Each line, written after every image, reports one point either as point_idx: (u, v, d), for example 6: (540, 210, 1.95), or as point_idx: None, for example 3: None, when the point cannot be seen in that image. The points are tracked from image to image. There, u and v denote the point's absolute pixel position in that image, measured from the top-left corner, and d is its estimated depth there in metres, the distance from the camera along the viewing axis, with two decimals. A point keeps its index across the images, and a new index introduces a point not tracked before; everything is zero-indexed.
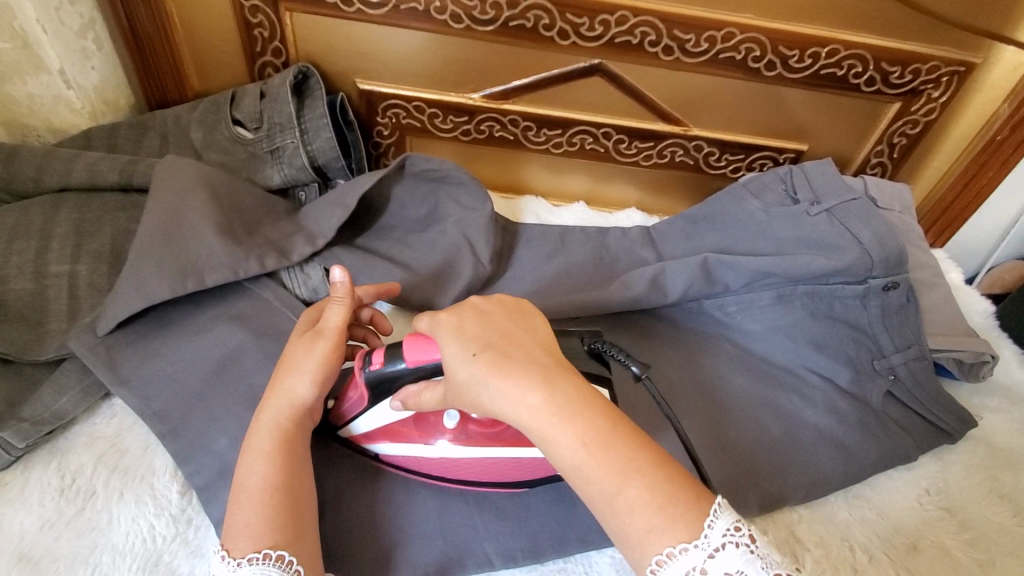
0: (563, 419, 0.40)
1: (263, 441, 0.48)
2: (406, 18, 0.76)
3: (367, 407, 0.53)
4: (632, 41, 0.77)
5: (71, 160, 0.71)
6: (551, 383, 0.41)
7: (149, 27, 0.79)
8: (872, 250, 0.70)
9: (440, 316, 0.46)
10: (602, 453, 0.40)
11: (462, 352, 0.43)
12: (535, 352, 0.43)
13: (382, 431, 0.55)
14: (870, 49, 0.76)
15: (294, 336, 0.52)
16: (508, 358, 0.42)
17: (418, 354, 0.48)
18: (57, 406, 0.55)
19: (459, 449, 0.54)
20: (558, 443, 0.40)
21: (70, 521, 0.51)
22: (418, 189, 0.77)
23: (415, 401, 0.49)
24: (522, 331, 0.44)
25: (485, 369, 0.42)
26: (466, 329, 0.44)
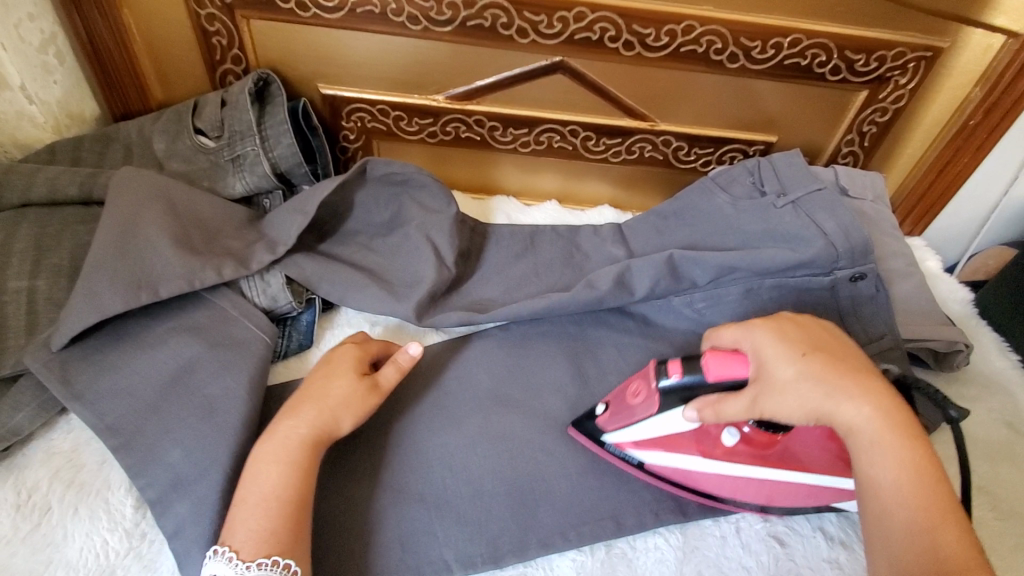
0: (895, 439, 0.45)
1: (290, 450, 0.52)
2: (363, 22, 0.76)
3: (654, 413, 0.55)
4: (592, 37, 0.76)
5: (32, 176, 0.71)
6: (883, 397, 0.46)
7: (108, 39, 0.79)
8: (837, 241, 0.68)
9: (756, 321, 0.52)
10: (927, 473, 0.44)
11: (790, 353, 0.48)
12: (863, 366, 0.48)
13: (655, 440, 0.58)
14: (833, 37, 0.75)
15: (350, 374, 0.58)
16: (837, 363, 0.47)
17: (722, 369, 0.50)
18: (12, 422, 0.55)
19: (731, 466, 0.57)
20: (884, 456, 0.44)
21: (25, 538, 0.51)
22: (382, 193, 0.76)
23: (713, 411, 0.51)
24: (846, 349, 0.49)
25: (819, 367, 0.47)
26: (790, 334, 0.49)
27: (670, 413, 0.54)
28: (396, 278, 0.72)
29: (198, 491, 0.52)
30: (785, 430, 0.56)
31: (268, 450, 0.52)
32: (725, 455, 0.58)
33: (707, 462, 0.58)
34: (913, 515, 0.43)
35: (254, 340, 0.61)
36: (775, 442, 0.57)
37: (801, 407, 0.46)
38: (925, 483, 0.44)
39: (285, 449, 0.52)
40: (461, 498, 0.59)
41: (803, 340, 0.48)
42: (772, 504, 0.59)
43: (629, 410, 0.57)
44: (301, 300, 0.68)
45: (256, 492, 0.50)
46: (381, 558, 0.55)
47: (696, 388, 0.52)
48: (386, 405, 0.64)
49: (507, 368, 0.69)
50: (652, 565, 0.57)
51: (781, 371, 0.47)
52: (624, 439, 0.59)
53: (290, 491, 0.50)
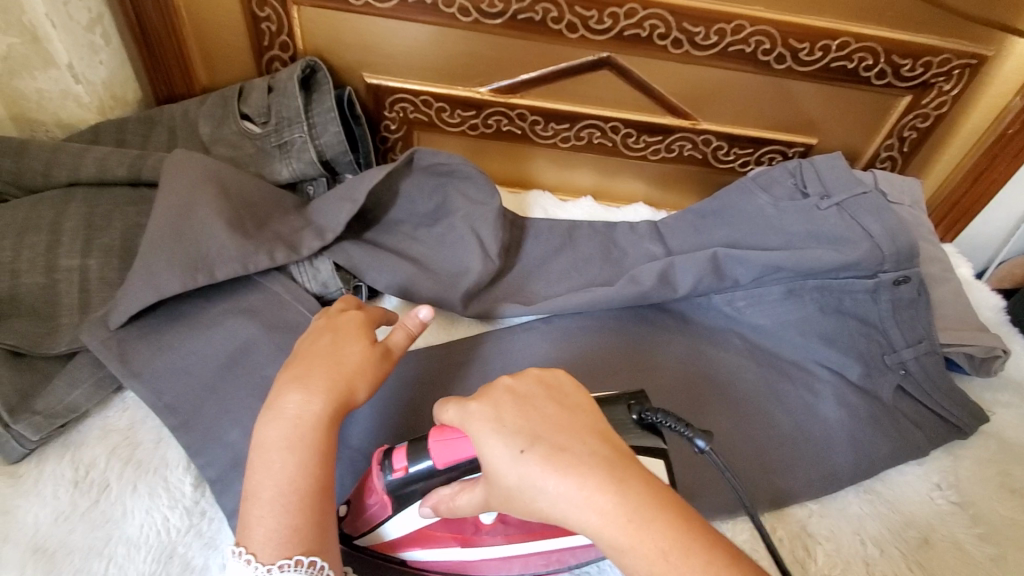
0: (635, 530, 0.37)
1: (301, 431, 0.46)
2: (414, 12, 0.76)
3: (393, 514, 0.50)
4: (641, 34, 0.76)
5: (80, 155, 0.71)
6: (619, 483, 0.38)
7: (156, 21, 0.79)
8: (883, 244, 0.69)
9: (472, 407, 0.42)
10: (683, 561, 0.36)
11: (508, 448, 0.40)
12: (598, 447, 0.40)
13: (413, 536, 0.53)
14: (881, 42, 0.75)
15: (353, 338, 0.52)
16: (564, 451, 0.39)
17: (447, 454, 0.46)
18: (70, 399, 0.56)
19: (493, 548, 0.52)
20: (632, 554, 0.37)
21: (85, 513, 0.51)
22: (427, 183, 0.77)
23: (448, 507, 0.45)
24: (573, 421, 0.41)
25: (539, 467, 0.39)
26: (506, 423, 0.41)
27: (408, 507, 0.49)
28: (440, 268, 0.72)
29: None
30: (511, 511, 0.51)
31: (276, 434, 0.46)
32: (486, 535, 0.52)
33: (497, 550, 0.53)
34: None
35: (307, 324, 0.61)
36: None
37: (528, 510, 0.40)
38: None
39: (297, 433, 0.46)
40: None
41: (516, 422, 0.41)
42: (579, 560, 0.55)
43: (372, 511, 0.51)
44: (348, 286, 0.69)
45: (271, 485, 0.45)
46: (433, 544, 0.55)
47: (426, 476, 0.47)
48: (434, 393, 0.65)
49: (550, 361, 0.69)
50: None
51: (506, 475, 0.39)
52: (386, 539, 0.53)
53: (310, 480, 0.45)
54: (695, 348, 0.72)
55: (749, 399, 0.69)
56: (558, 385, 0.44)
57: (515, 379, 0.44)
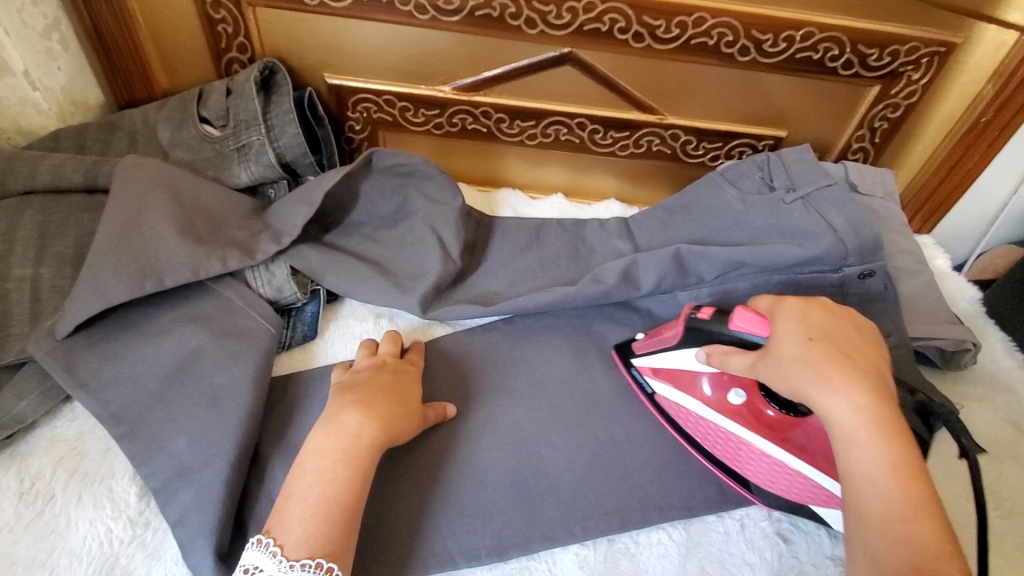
0: (873, 436, 0.45)
1: (356, 449, 0.51)
2: (370, 10, 0.75)
3: (672, 347, 0.61)
4: (601, 28, 0.75)
5: (35, 163, 0.71)
6: (871, 388, 0.47)
7: (113, 25, 0.78)
8: (847, 238, 0.68)
9: (788, 303, 0.54)
10: (907, 478, 0.44)
11: (801, 334, 0.50)
12: (867, 365, 0.48)
13: (669, 373, 0.62)
14: (845, 31, 0.74)
15: (416, 391, 0.60)
16: (841, 352, 0.49)
17: (748, 325, 0.53)
18: (17, 409, 0.55)
19: (730, 427, 0.59)
20: (867, 452, 0.45)
21: (28, 525, 0.51)
22: (387, 184, 0.76)
23: (720, 358, 0.55)
24: (855, 339, 0.50)
25: (817, 352, 0.48)
26: (810, 319, 0.51)
27: (690, 348, 0.60)
28: (401, 270, 0.72)
29: (202, 480, 0.52)
30: (801, 411, 0.56)
31: (332, 446, 0.51)
32: (728, 413, 0.59)
33: (707, 411, 0.60)
34: (897, 509, 0.43)
35: (259, 330, 0.60)
36: (792, 426, 0.57)
37: (786, 383, 0.49)
38: (909, 490, 0.43)
39: (352, 450, 0.51)
40: (464, 491, 0.58)
41: (824, 328, 0.51)
42: (764, 488, 0.59)
43: (660, 340, 0.63)
44: (305, 290, 0.67)
45: (314, 492, 0.49)
46: (384, 551, 0.55)
47: (716, 331, 0.57)
48: None
49: (512, 362, 0.69)
50: (656, 560, 0.56)
51: (786, 348, 0.50)
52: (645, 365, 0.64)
53: (351, 496, 0.49)
54: None
55: None
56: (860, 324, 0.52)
57: (828, 303, 0.53)
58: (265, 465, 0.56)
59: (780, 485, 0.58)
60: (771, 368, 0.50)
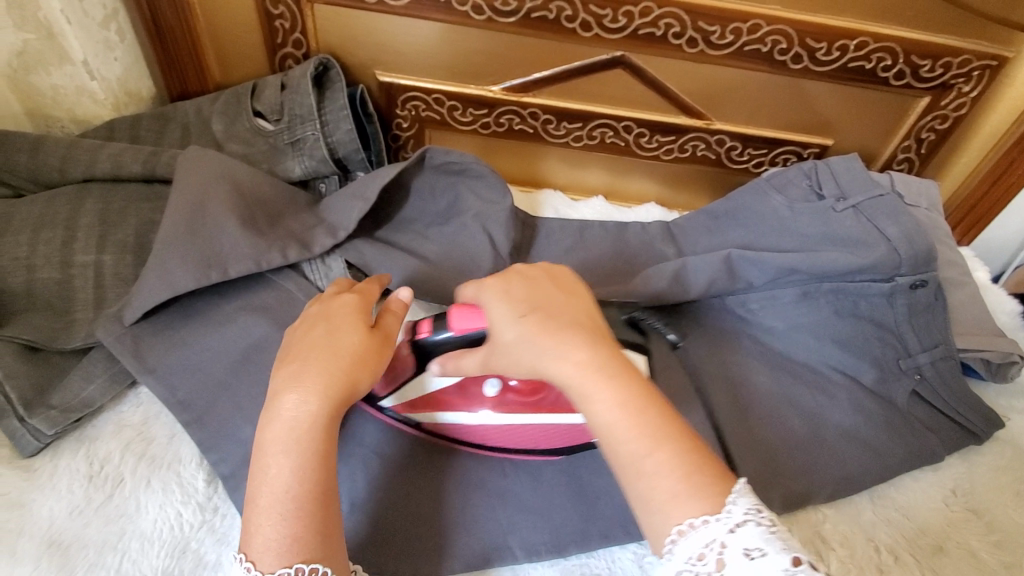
0: (599, 381, 0.44)
1: (297, 433, 0.43)
2: (428, 10, 0.76)
3: (411, 374, 0.56)
4: (656, 33, 0.76)
5: (96, 151, 0.72)
6: (592, 344, 0.45)
7: (171, 18, 0.79)
8: (900, 247, 0.68)
9: (486, 283, 0.50)
10: (637, 416, 0.43)
11: (513, 312, 0.46)
12: (579, 319, 0.47)
13: (425, 400, 0.58)
14: (900, 41, 0.74)
15: (350, 324, 0.48)
16: (552, 320, 0.46)
17: (466, 321, 0.51)
18: (85, 393, 0.56)
19: (553, 418, 0.58)
20: (613, 403, 0.43)
21: (99, 508, 0.52)
22: (439, 182, 0.76)
23: (454, 364, 0.51)
24: (566, 302, 0.48)
25: (534, 329, 0.45)
26: (514, 293, 0.48)
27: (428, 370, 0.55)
28: (451, 266, 0.72)
29: None
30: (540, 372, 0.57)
31: (274, 437, 0.43)
32: (492, 406, 0.58)
33: (498, 419, 0.58)
34: (636, 447, 0.42)
35: None
36: (543, 389, 0.58)
37: (524, 366, 0.46)
38: (654, 423, 0.43)
39: (292, 435, 0.43)
40: (520, 487, 0.59)
41: (520, 293, 0.48)
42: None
43: (394, 372, 0.56)
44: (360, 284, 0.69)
45: (268, 491, 0.42)
46: (446, 543, 0.55)
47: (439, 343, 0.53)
48: None
49: None
50: None
51: (506, 333, 0.46)
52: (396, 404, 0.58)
53: (311, 485, 0.43)
54: (706, 350, 0.72)
55: (761, 403, 0.68)
56: (565, 278, 0.51)
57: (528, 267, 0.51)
58: None
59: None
60: (501, 360, 0.47)
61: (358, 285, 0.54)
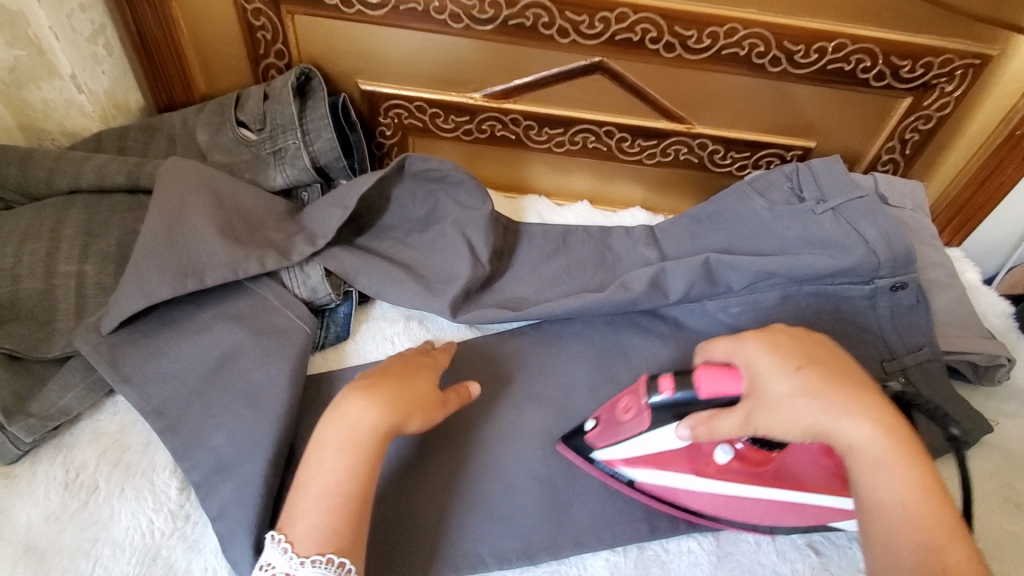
0: (870, 442, 0.43)
1: (358, 435, 0.49)
2: (406, 19, 0.77)
3: (648, 429, 0.53)
4: (633, 38, 0.76)
5: (81, 163, 0.73)
6: (874, 412, 0.44)
7: (156, 31, 0.81)
8: (878, 249, 0.68)
9: (746, 335, 0.48)
10: (902, 467, 0.43)
11: (786, 365, 0.45)
12: (862, 383, 0.46)
13: (644, 458, 0.56)
14: (878, 43, 0.74)
15: (418, 371, 0.56)
16: (843, 374, 0.46)
17: (715, 385, 0.47)
18: (62, 402, 0.57)
19: (723, 485, 0.55)
20: (885, 470, 0.43)
21: (73, 515, 0.52)
22: (418, 189, 0.77)
23: (706, 429, 0.48)
24: (838, 361, 0.47)
25: (818, 385, 0.44)
26: (783, 346, 0.47)
27: (666, 426, 0.52)
28: (431, 273, 0.73)
29: (242, 474, 0.53)
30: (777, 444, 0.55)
31: (336, 435, 0.49)
32: (717, 472, 0.55)
33: (699, 483, 0.56)
34: (924, 537, 0.41)
35: (294, 329, 0.62)
36: (773, 458, 0.56)
37: (800, 428, 0.44)
38: (926, 485, 0.43)
39: (354, 436, 0.49)
40: (495, 493, 0.59)
41: (790, 352, 0.46)
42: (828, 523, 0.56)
43: (623, 425, 0.54)
44: (338, 292, 0.68)
45: (321, 481, 0.47)
46: (416, 551, 0.55)
47: (690, 403, 0.50)
48: None
49: (540, 366, 0.69)
50: (685, 567, 0.56)
51: (777, 386, 0.45)
52: (611, 456, 0.57)
53: (356, 484, 0.48)
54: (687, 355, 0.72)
55: None
56: (825, 342, 0.50)
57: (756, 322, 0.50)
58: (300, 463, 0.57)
59: (834, 516, 0.56)
60: (740, 420, 0.46)
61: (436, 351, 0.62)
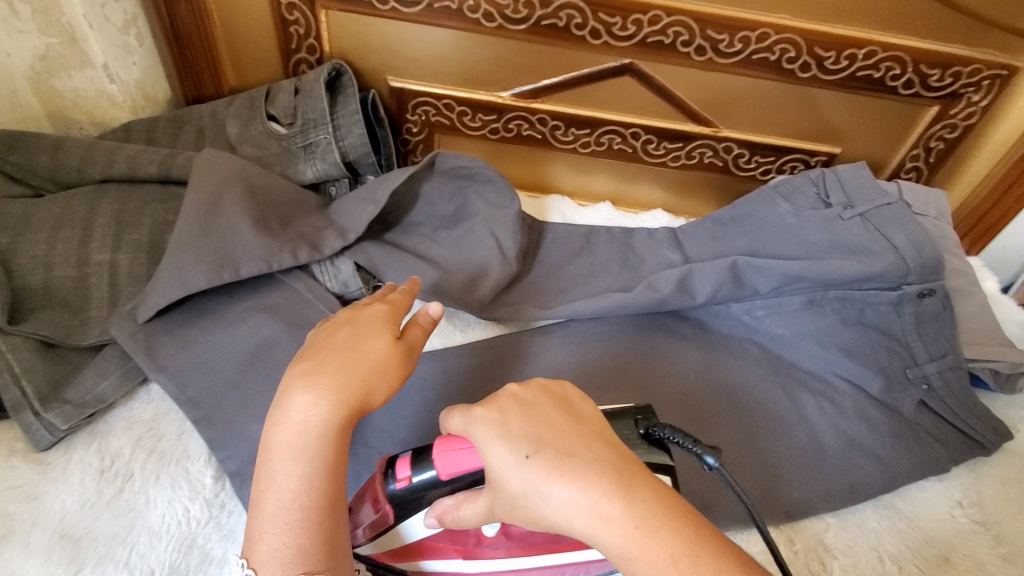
0: (612, 528, 0.36)
1: (312, 439, 0.42)
2: (439, 17, 0.77)
3: (404, 521, 0.49)
4: (664, 41, 0.76)
5: (113, 153, 0.73)
6: (628, 493, 0.37)
7: (189, 24, 0.81)
8: (906, 255, 0.68)
9: (474, 413, 0.41)
10: (657, 555, 0.35)
11: (514, 455, 0.38)
12: (604, 452, 0.39)
13: (405, 551, 0.51)
14: (909, 51, 0.74)
15: (368, 329, 0.46)
16: (569, 456, 0.38)
17: (451, 465, 0.44)
18: (98, 389, 0.58)
19: (494, 562, 0.51)
20: (639, 562, 0.36)
21: (109, 502, 0.53)
22: (447, 186, 0.77)
23: (451, 518, 0.44)
24: (574, 428, 0.40)
25: (544, 473, 0.37)
26: (512, 428, 0.39)
27: (417, 514, 0.49)
28: (458, 269, 0.73)
29: None
30: None
31: (282, 441, 0.42)
32: (489, 548, 0.51)
33: (508, 562, 0.51)
34: None
35: None
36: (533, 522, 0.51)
37: (526, 515, 0.38)
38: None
39: (302, 439, 0.42)
40: None
41: (536, 427, 0.39)
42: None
43: (379, 517, 0.49)
44: (369, 287, 0.69)
45: (275, 499, 0.41)
46: None
47: (432, 484, 0.46)
48: (452, 396, 0.65)
49: (566, 365, 0.70)
50: None
51: (511, 480, 0.38)
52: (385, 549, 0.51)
53: (316, 495, 0.41)
54: (712, 357, 0.72)
55: (760, 407, 0.69)
56: (567, 397, 0.43)
57: (521, 386, 0.43)
58: None
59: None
60: (501, 505, 0.40)
61: (394, 295, 0.52)
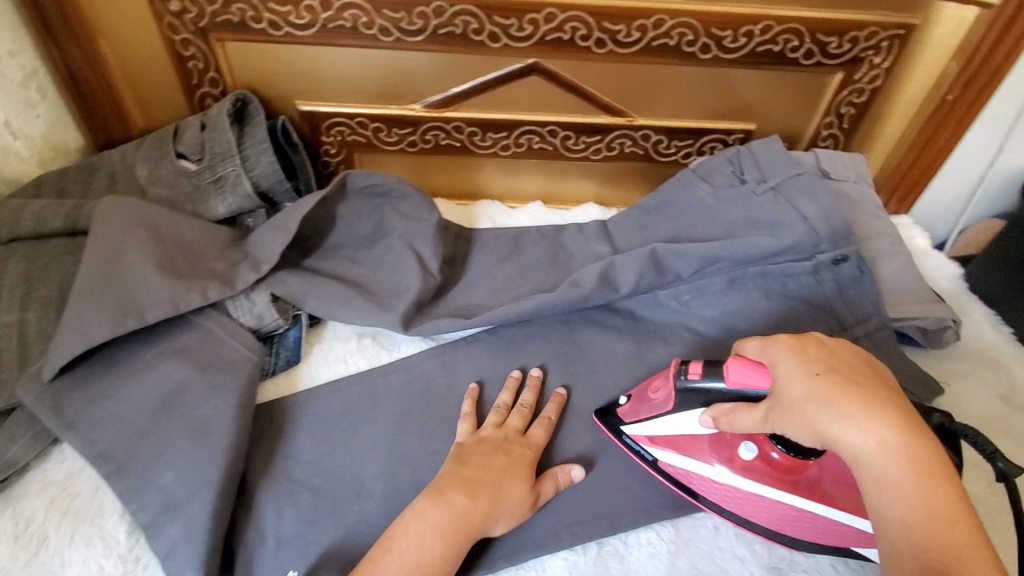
0: (898, 443, 0.42)
1: (459, 525, 0.51)
2: (335, 37, 0.76)
3: (668, 411, 0.57)
4: (563, 37, 0.76)
5: (18, 210, 0.71)
6: (905, 429, 0.43)
7: (85, 69, 0.80)
8: (816, 225, 0.68)
9: (776, 338, 0.50)
10: (931, 481, 0.41)
11: (804, 370, 0.46)
12: (892, 395, 0.45)
13: (669, 439, 0.58)
14: (804, 22, 0.75)
15: (520, 477, 0.56)
16: (855, 386, 0.45)
17: (745, 377, 0.50)
18: (8, 454, 0.56)
19: (704, 465, 0.57)
20: (895, 490, 0.42)
21: (23, 569, 0.52)
22: (363, 206, 0.76)
23: (727, 421, 0.51)
24: (869, 372, 0.46)
25: (830, 390, 0.44)
26: (809, 353, 0.47)
27: (694, 412, 0.55)
28: (380, 288, 0.72)
29: (189, 512, 0.52)
30: (811, 456, 0.53)
31: (437, 519, 0.51)
32: (740, 469, 0.56)
33: (721, 473, 0.56)
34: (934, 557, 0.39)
35: (241, 359, 0.61)
36: (807, 467, 0.54)
37: (805, 427, 0.45)
38: (934, 501, 0.41)
39: (454, 526, 0.51)
40: None
41: (821, 358, 0.47)
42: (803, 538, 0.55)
43: (652, 405, 0.58)
44: (287, 316, 0.68)
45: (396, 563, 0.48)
46: None
47: (714, 392, 0.53)
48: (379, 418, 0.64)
49: (495, 372, 0.69)
50: (644, 560, 0.56)
51: (793, 388, 0.46)
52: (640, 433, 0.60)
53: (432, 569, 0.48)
54: (644, 348, 0.72)
55: None
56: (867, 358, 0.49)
57: (821, 337, 0.49)
58: (252, 494, 0.56)
59: (857, 541, 0.54)
60: (786, 422, 0.46)
61: (536, 433, 0.61)
